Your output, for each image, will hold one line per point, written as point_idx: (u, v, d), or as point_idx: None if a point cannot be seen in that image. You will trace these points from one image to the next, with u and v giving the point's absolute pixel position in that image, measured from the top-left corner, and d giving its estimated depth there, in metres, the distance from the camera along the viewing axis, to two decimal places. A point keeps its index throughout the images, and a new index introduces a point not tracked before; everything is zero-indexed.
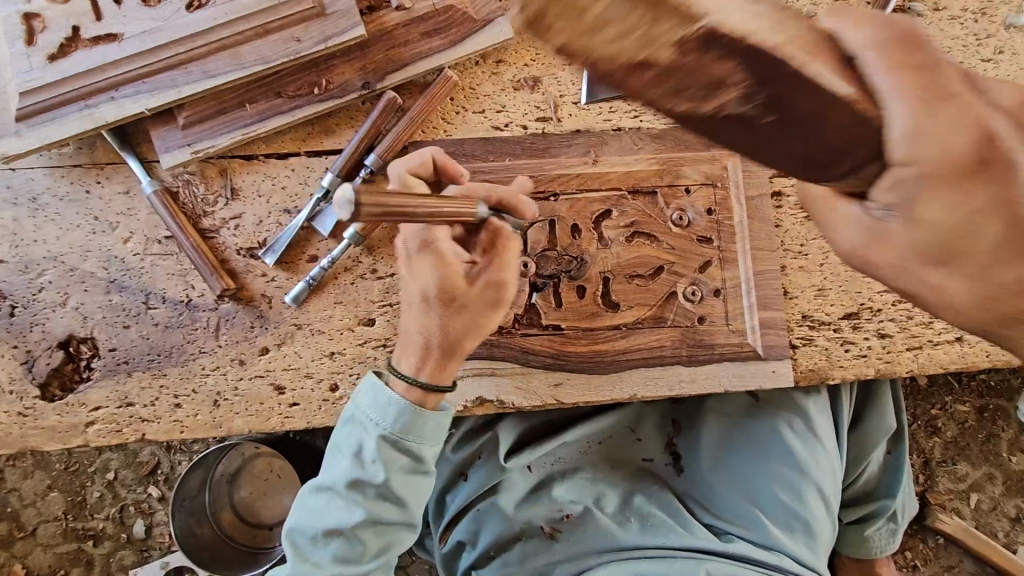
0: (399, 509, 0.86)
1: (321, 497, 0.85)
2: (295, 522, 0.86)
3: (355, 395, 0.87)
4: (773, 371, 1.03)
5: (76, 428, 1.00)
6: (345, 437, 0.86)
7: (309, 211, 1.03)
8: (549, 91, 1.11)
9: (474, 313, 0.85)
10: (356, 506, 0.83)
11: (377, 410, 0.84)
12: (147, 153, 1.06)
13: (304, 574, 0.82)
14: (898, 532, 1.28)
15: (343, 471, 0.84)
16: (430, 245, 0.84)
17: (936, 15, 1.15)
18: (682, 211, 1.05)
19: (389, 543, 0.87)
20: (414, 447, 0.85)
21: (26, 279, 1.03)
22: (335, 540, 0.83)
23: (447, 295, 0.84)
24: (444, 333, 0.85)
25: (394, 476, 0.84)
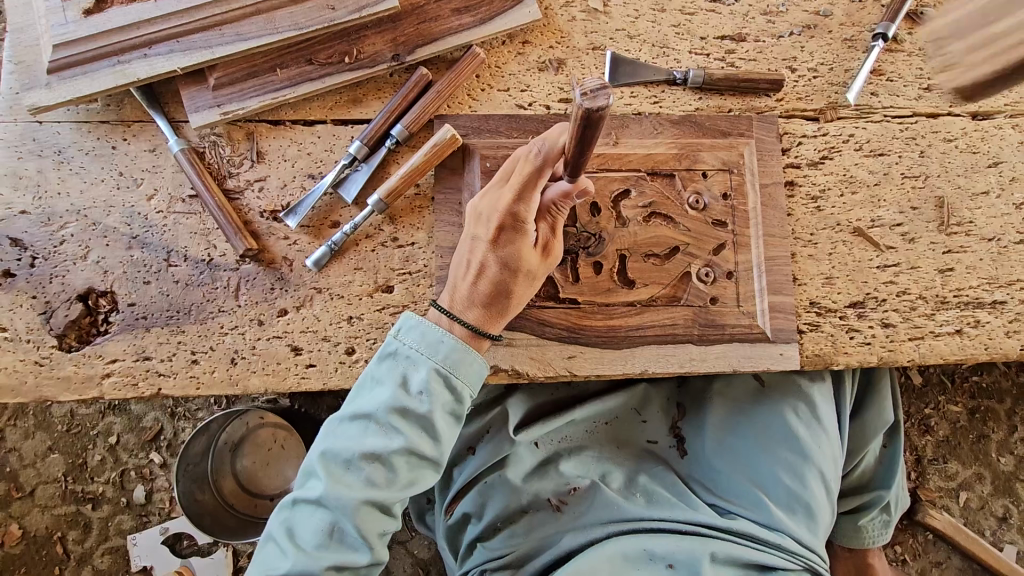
0: (435, 444, 0.88)
1: (358, 424, 0.86)
2: (329, 443, 0.87)
3: (402, 330, 0.91)
4: (780, 353, 1.06)
5: (92, 379, 1.01)
6: (390, 368, 0.89)
7: (334, 174, 1.05)
8: (572, 74, 1.13)
9: (538, 281, 0.93)
10: (396, 433, 0.85)
11: (426, 345, 0.89)
12: (174, 113, 1.07)
13: (335, 490, 0.83)
14: (892, 523, 1.31)
15: (387, 398, 0.86)
16: (521, 225, 0.88)
17: None
18: (699, 195, 1.08)
19: (419, 477, 0.88)
20: (456, 385, 0.88)
21: (48, 231, 1.04)
22: (370, 464, 0.84)
23: (519, 267, 0.90)
24: (510, 302, 0.91)
25: (436, 409, 0.86)
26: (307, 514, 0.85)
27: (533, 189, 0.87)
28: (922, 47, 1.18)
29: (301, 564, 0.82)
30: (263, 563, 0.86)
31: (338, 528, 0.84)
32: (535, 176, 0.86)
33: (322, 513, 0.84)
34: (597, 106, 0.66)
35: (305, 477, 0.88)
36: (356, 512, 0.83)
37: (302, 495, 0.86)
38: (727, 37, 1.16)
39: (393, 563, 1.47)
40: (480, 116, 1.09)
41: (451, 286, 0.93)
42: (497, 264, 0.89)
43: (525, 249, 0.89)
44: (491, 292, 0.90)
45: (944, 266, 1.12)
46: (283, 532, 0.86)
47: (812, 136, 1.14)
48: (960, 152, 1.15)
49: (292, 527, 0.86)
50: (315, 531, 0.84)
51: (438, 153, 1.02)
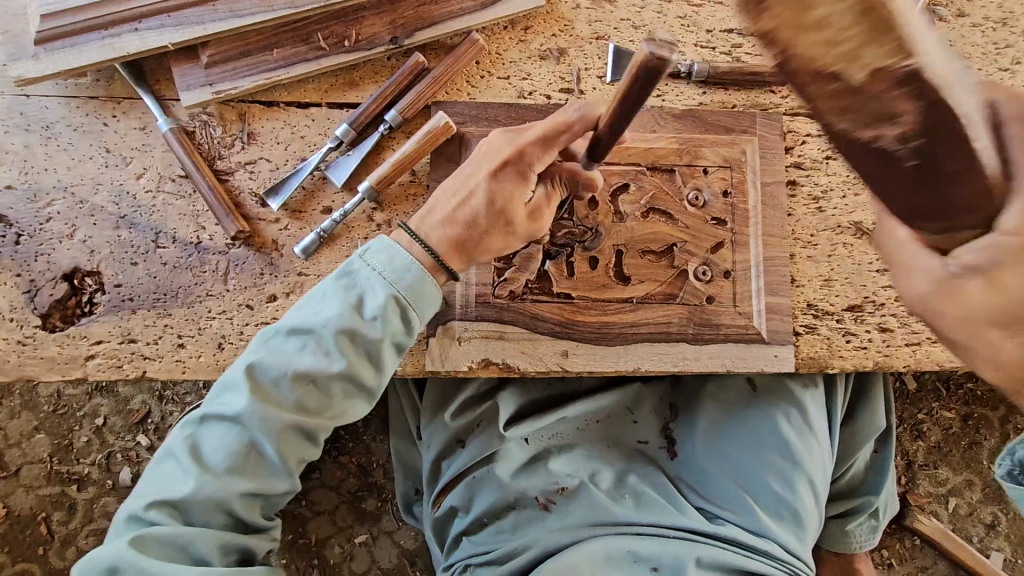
0: (374, 374, 0.87)
1: (298, 339, 0.84)
2: (262, 357, 0.84)
3: (367, 250, 0.89)
4: (775, 355, 1.04)
5: (76, 361, 0.99)
6: (346, 286, 0.86)
7: (322, 154, 1.03)
8: (574, 64, 1.11)
9: (514, 240, 0.91)
10: (338, 356, 0.83)
11: (391, 270, 0.87)
12: (164, 91, 1.05)
13: (259, 408, 0.81)
14: (878, 529, 1.31)
15: (337, 316, 0.84)
16: (522, 174, 0.87)
17: (959, 21, 1.17)
18: (699, 191, 1.06)
19: (349, 408, 0.87)
20: (409, 316, 0.87)
21: (34, 208, 1.02)
22: (302, 384, 0.83)
23: (506, 211, 0.88)
24: (480, 243, 0.90)
25: (387, 339, 0.86)
26: (221, 433, 0.82)
27: (555, 145, 0.86)
28: None
29: (208, 485, 0.80)
30: (163, 481, 0.82)
31: (256, 450, 0.83)
32: (559, 132, 0.85)
33: (239, 433, 0.82)
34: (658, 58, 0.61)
35: (225, 392, 0.84)
36: (280, 434, 0.82)
37: (218, 413, 0.82)
38: (734, 31, 1.14)
39: (379, 553, 1.46)
40: (478, 104, 1.06)
41: (431, 207, 0.91)
42: (485, 199, 0.87)
43: (516, 198, 0.87)
44: (468, 224, 0.89)
45: None
46: (189, 451, 0.82)
47: (816, 135, 1.12)
48: None
49: (202, 444, 0.82)
50: (228, 450, 0.81)
51: (432, 140, 1.00)
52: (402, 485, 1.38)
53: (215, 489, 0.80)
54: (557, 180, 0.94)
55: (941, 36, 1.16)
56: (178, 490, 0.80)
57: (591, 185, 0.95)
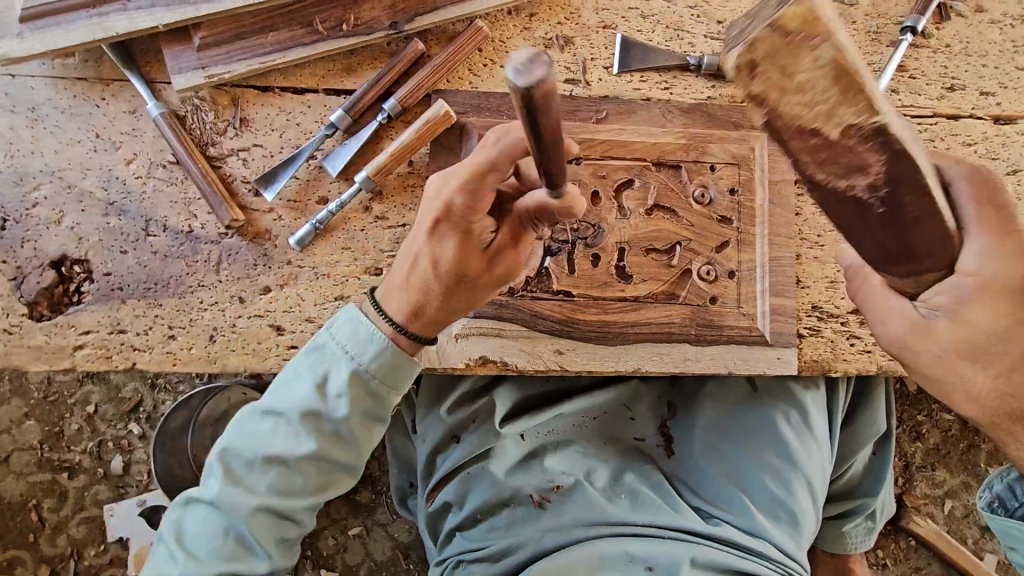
0: (346, 448, 0.85)
1: (268, 421, 0.84)
2: (235, 440, 0.84)
3: (334, 323, 0.86)
4: (776, 358, 1.03)
5: (64, 351, 0.97)
6: (313, 364, 0.85)
7: (316, 142, 1.00)
8: (580, 53, 1.07)
9: (479, 292, 0.83)
10: (304, 437, 0.82)
11: (354, 345, 0.84)
12: (155, 74, 1.01)
13: (231, 493, 0.82)
14: (875, 530, 1.31)
15: (304, 399, 0.83)
16: (524, 239, 0.82)
17: (976, 17, 1.14)
18: (705, 188, 1.04)
19: (327, 482, 0.86)
20: (379, 391, 0.85)
21: (20, 192, 0.99)
22: (273, 469, 0.83)
23: (455, 271, 0.79)
24: (475, 303, 0.86)
25: (352, 416, 0.84)
26: (202, 517, 0.84)
27: (480, 189, 0.74)
28: (948, 43, 1.13)
29: (187, 570, 0.81)
30: (153, 565, 0.85)
31: (233, 538, 0.83)
32: (559, 195, 0.79)
33: (218, 517, 0.83)
34: (536, 83, 0.50)
35: (205, 479, 0.86)
36: (255, 518, 0.82)
37: (200, 496, 0.84)
38: None
39: (372, 545, 1.45)
40: (480, 93, 1.03)
41: (411, 267, 0.82)
42: (430, 262, 0.80)
43: (518, 261, 0.83)
44: (424, 288, 0.82)
45: None
46: (175, 535, 0.84)
47: None
48: (979, 158, 1.11)
49: (188, 529, 0.85)
50: (205, 538, 0.83)
51: (431, 130, 0.97)
52: (397, 478, 1.37)
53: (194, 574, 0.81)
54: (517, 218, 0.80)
55: (958, 33, 1.13)
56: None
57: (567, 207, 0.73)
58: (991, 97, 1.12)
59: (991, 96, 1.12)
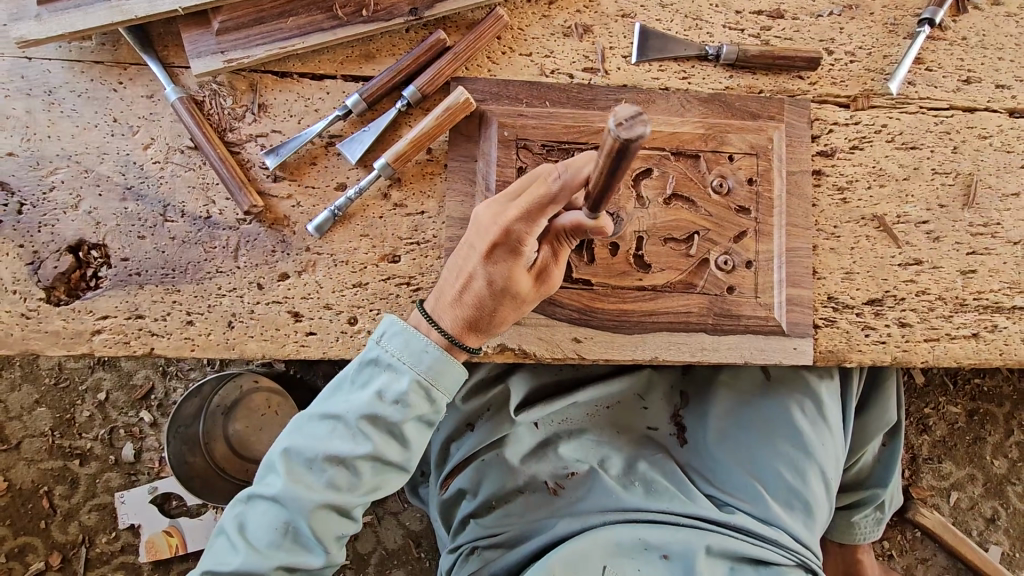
0: (401, 451, 0.87)
1: (326, 424, 0.85)
2: (295, 441, 0.85)
3: (385, 335, 0.88)
4: (793, 348, 1.03)
5: (82, 335, 0.96)
6: (368, 373, 0.87)
7: (328, 122, 0.99)
8: (598, 42, 1.07)
9: (526, 306, 0.89)
10: (363, 439, 0.84)
11: (408, 354, 0.86)
12: (173, 58, 1.00)
13: (293, 490, 0.83)
14: (883, 520, 1.32)
15: (360, 403, 0.85)
16: (516, 252, 0.82)
17: (993, 10, 1.14)
18: (723, 178, 1.04)
19: (382, 483, 0.88)
20: (435, 396, 0.87)
21: (37, 176, 0.98)
22: (332, 467, 0.84)
23: (509, 289, 0.85)
24: (495, 321, 0.88)
25: (408, 420, 0.85)
26: (262, 511, 0.85)
27: (540, 217, 0.78)
28: (964, 36, 1.13)
29: (249, 562, 0.83)
30: (214, 554, 0.86)
31: (292, 531, 0.85)
32: (546, 205, 0.76)
33: (277, 511, 0.84)
34: (633, 138, 0.59)
35: (265, 475, 0.87)
36: (313, 514, 0.83)
37: (261, 491, 0.86)
38: (763, 13, 1.10)
39: (383, 533, 1.46)
40: (499, 81, 1.03)
41: (440, 287, 0.89)
42: (485, 283, 0.85)
43: (516, 274, 0.84)
44: (475, 307, 0.86)
45: (967, 267, 1.09)
46: (235, 526, 0.86)
47: (843, 123, 1.09)
48: (994, 150, 1.11)
49: (247, 521, 0.86)
50: (268, 530, 0.84)
51: (451, 118, 0.97)
52: None
53: (256, 566, 0.83)
54: (558, 235, 0.85)
55: (975, 25, 1.13)
56: (224, 564, 0.84)
57: (601, 231, 0.82)
58: (1007, 90, 1.12)
59: (1007, 88, 1.12)
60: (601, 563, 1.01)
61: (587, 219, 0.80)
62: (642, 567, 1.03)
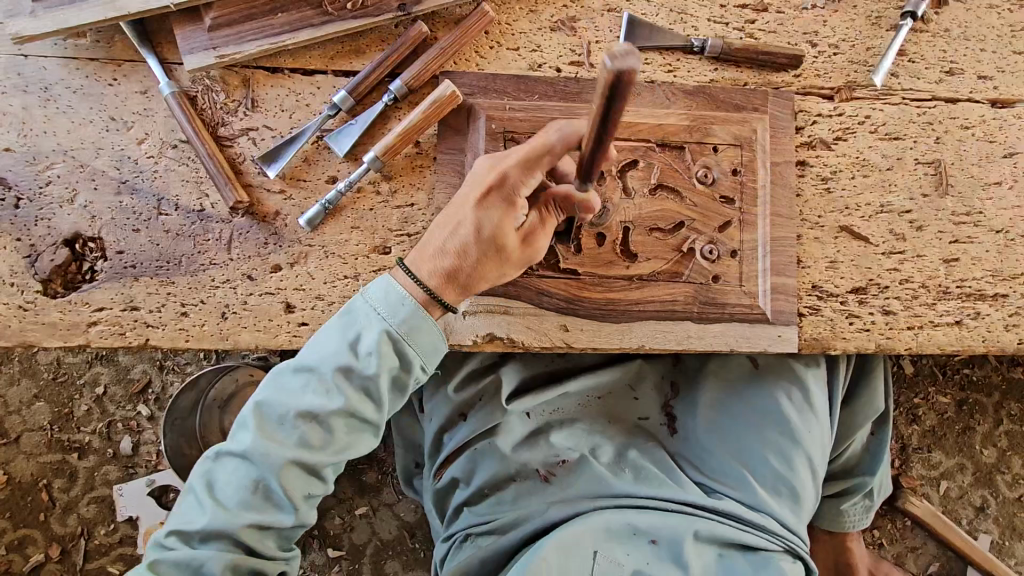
0: (374, 408, 0.89)
1: (299, 377, 0.87)
2: (267, 395, 0.87)
3: (368, 289, 0.90)
4: (778, 336, 1.05)
5: (79, 327, 0.98)
6: (345, 324, 0.89)
7: (318, 122, 1.01)
8: (585, 36, 1.09)
9: (508, 267, 0.90)
10: (336, 393, 0.86)
11: (387, 306, 0.88)
12: (167, 54, 1.02)
13: (263, 445, 0.84)
14: (872, 508, 1.33)
15: (336, 354, 0.86)
16: (510, 200, 0.86)
17: (976, 2, 1.15)
18: (708, 169, 1.05)
19: (354, 442, 0.89)
20: (408, 352, 0.89)
21: (33, 171, 1.00)
22: (305, 423, 0.86)
23: (495, 239, 0.86)
24: (473, 275, 0.89)
25: (382, 375, 0.87)
26: (231, 469, 0.87)
27: (538, 167, 0.84)
28: (947, 28, 1.14)
29: (218, 519, 0.84)
30: (181, 513, 0.88)
31: (261, 489, 0.86)
32: (545, 151, 0.83)
33: (246, 469, 0.86)
34: (624, 65, 0.62)
35: (236, 430, 0.88)
36: (284, 471, 0.85)
37: (231, 448, 0.87)
38: (748, 6, 1.12)
39: (378, 524, 1.48)
40: (486, 75, 1.05)
41: (426, 241, 0.91)
42: (472, 228, 0.86)
43: (506, 225, 0.86)
44: (459, 256, 0.88)
45: (950, 256, 1.11)
46: (203, 486, 0.87)
47: (827, 115, 1.11)
48: (976, 140, 1.13)
49: (216, 480, 0.87)
50: (237, 487, 0.86)
51: (438, 111, 0.99)
52: (403, 458, 1.39)
53: (225, 524, 0.84)
54: (548, 202, 0.90)
55: (958, 17, 1.15)
56: (193, 523, 0.86)
57: (588, 208, 0.88)
58: (989, 81, 1.14)
59: (989, 79, 1.14)
60: (591, 549, 1.03)
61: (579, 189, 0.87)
62: (631, 551, 1.05)
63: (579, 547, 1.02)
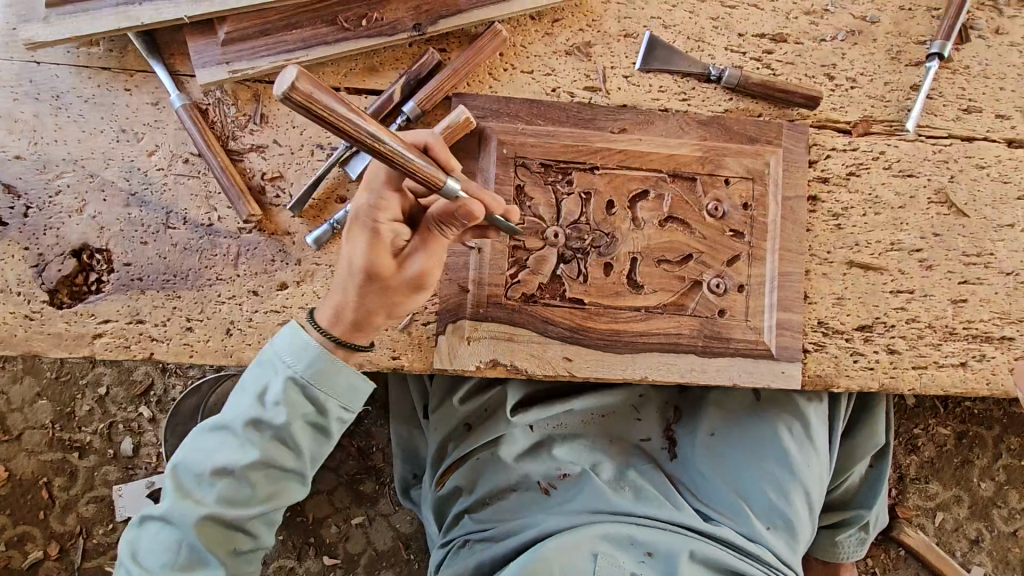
0: (294, 455, 0.89)
1: (215, 435, 0.88)
2: (183, 457, 0.88)
3: (273, 339, 0.90)
4: (782, 372, 1.04)
5: (84, 338, 0.98)
6: (251, 378, 0.88)
7: (336, 155, 1.01)
8: (600, 61, 1.08)
9: (389, 294, 0.84)
10: (250, 447, 0.86)
11: (287, 356, 0.87)
12: (178, 66, 1.02)
13: (180, 505, 0.86)
14: (867, 541, 1.33)
15: (243, 408, 0.87)
16: (371, 225, 0.81)
17: (997, 40, 1.14)
18: (719, 202, 1.05)
19: (278, 492, 0.89)
20: (319, 397, 0.87)
21: (43, 179, 1.00)
22: (220, 480, 0.86)
23: (355, 266, 0.82)
24: (390, 302, 0.84)
25: (291, 421, 0.86)
26: (158, 532, 0.89)
27: (389, 189, 0.81)
28: (966, 65, 1.13)
29: None
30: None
31: (189, 548, 0.87)
32: (375, 176, 0.82)
33: (168, 531, 0.88)
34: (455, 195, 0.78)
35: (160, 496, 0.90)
36: (207, 527, 0.86)
37: (153, 513, 0.90)
38: (766, 36, 1.11)
39: (375, 534, 1.48)
40: (500, 98, 1.04)
41: None
42: (346, 254, 0.83)
43: (373, 250, 0.81)
44: (346, 294, 0.85)
45: (958, 296, 1.10)
46: (130, 552, 0.90)
47: (841, 150, 1.10)
48: (990, 181, 1.12)
49: (142, 545, 0.90)
50: (162, 549, 0.88)
51: (451, 134, 0.98)
52: (402, 469, 1.39)
53: None
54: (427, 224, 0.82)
55: (977, 55, 1.14)
56: None
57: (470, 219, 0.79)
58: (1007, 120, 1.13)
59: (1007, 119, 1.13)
60: (590, 553, 1.03)
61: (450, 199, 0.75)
62: (626, 561, 1.05)
63: (577, 551, 1.03)
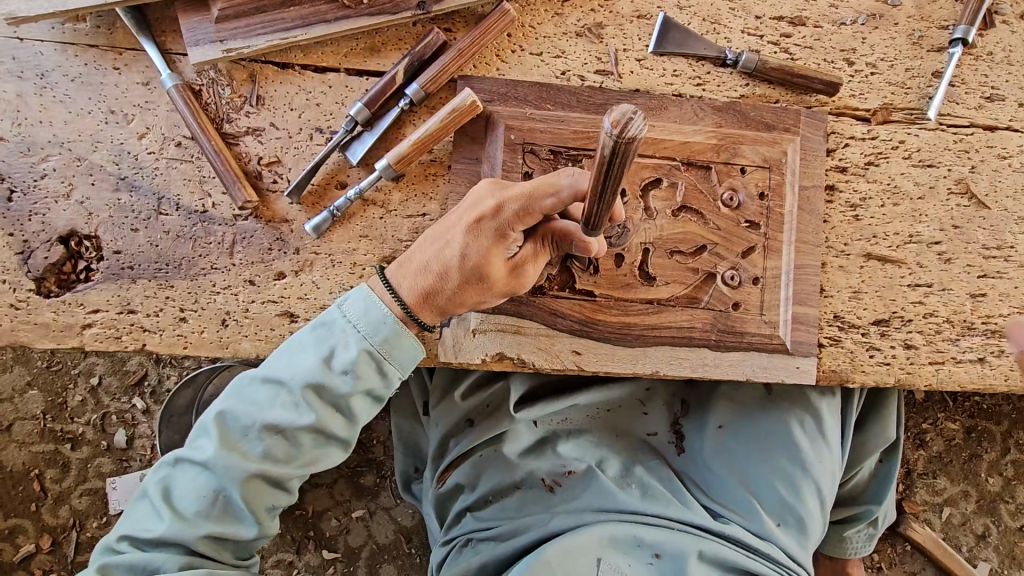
0: (346, 423, 0.87)
1: (269, 390, 0.84)
2: (233, 406, 0.84)
3: (345, 300, 0.87)
4: (796, 367, 1.01)
5: (73, 329, 0.94)
6: (320, 338, 0.85)
7: (338, 138, 0.96)
8: (612, 43, 1.03)
9: (488, 295, 0.86)
10: (306, 410, 0.83)
11: (365, 322, 0.85)
12: (169, 44, 0.97)
13: (226, 458, 0.82)
14: (875, 537, 1.31)
15: (307, 370, 0.83)
16: (500, 236, 0.81)
17: (1023, 25, 1.10)
18: (734, 191, 1.01)
19: (321, 456, 0.87)
20: (385, 368, 0.86)
21: (27, 162, 0.95)
22: (272, 437, 0.83)
23: (473, 271, 0.83)
24: (454, 298, 0.86)
25: (355, 393, 0.84)
26: (192, 477, 0.84)
27: (534, 209, 0.79)
28: (991, 51, 1.09)
29: (174, 529, 0.82)
30: (135, 517, 0.85)
31: (221, 500, 0.84)
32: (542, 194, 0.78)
33: (208, 478, 0.83)
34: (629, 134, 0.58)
35: (198, 436, 0.85)
36: (247, 483, 0.83)
37: (190, 457, 0.84)
38: (784, 19, 1.06)
39: (375, 528, 1.46)
40: (508, 81, 0.99)
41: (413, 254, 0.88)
42: (457, 252, 0.82)
43: (491, 258, 0.82)
44: (440, 278, 0.85)
45: (977, 290, 1.07)
46: (161, 492, 0.84)
47: (860, 138, 1.06)
48: (1013, 171, 1.08)
49: (173, 486, 0.85)
50: (196, 495, 0.83)
51: (457, 119, 0.94)
52: (402, 462, 1.36)
53: (180, 532, 0.82)
54: (544, 236, 0.86)
55: (1002, 40, 1.09)
56: (147, 529, 0.83)
57: (586, 250, 0.84)
58: None
59: None
60: (595, 557, 1.00)
61: (584, 234, 0.81)
62: (632, 562, 1.02)
63: (581, 553, 1.00)
